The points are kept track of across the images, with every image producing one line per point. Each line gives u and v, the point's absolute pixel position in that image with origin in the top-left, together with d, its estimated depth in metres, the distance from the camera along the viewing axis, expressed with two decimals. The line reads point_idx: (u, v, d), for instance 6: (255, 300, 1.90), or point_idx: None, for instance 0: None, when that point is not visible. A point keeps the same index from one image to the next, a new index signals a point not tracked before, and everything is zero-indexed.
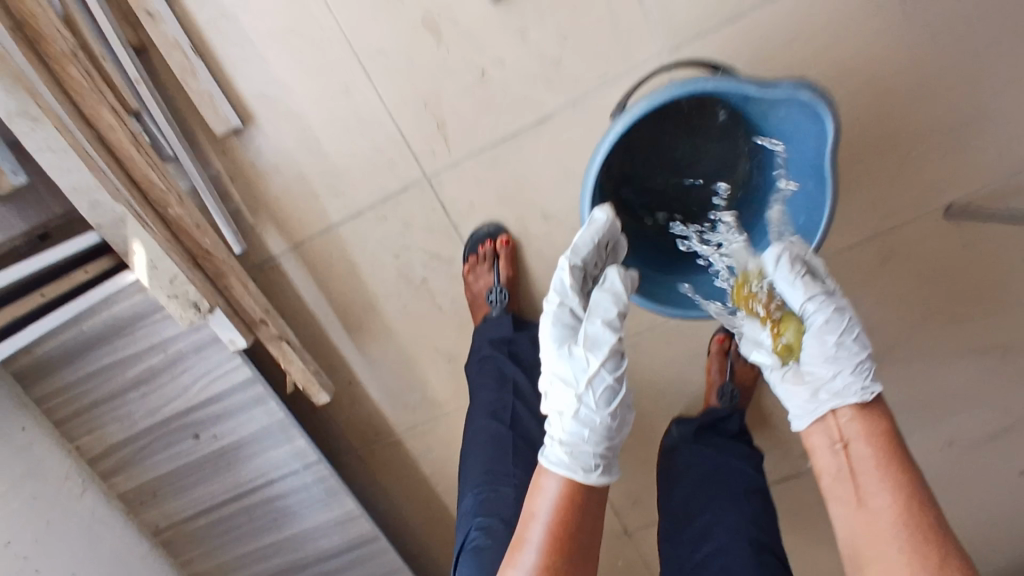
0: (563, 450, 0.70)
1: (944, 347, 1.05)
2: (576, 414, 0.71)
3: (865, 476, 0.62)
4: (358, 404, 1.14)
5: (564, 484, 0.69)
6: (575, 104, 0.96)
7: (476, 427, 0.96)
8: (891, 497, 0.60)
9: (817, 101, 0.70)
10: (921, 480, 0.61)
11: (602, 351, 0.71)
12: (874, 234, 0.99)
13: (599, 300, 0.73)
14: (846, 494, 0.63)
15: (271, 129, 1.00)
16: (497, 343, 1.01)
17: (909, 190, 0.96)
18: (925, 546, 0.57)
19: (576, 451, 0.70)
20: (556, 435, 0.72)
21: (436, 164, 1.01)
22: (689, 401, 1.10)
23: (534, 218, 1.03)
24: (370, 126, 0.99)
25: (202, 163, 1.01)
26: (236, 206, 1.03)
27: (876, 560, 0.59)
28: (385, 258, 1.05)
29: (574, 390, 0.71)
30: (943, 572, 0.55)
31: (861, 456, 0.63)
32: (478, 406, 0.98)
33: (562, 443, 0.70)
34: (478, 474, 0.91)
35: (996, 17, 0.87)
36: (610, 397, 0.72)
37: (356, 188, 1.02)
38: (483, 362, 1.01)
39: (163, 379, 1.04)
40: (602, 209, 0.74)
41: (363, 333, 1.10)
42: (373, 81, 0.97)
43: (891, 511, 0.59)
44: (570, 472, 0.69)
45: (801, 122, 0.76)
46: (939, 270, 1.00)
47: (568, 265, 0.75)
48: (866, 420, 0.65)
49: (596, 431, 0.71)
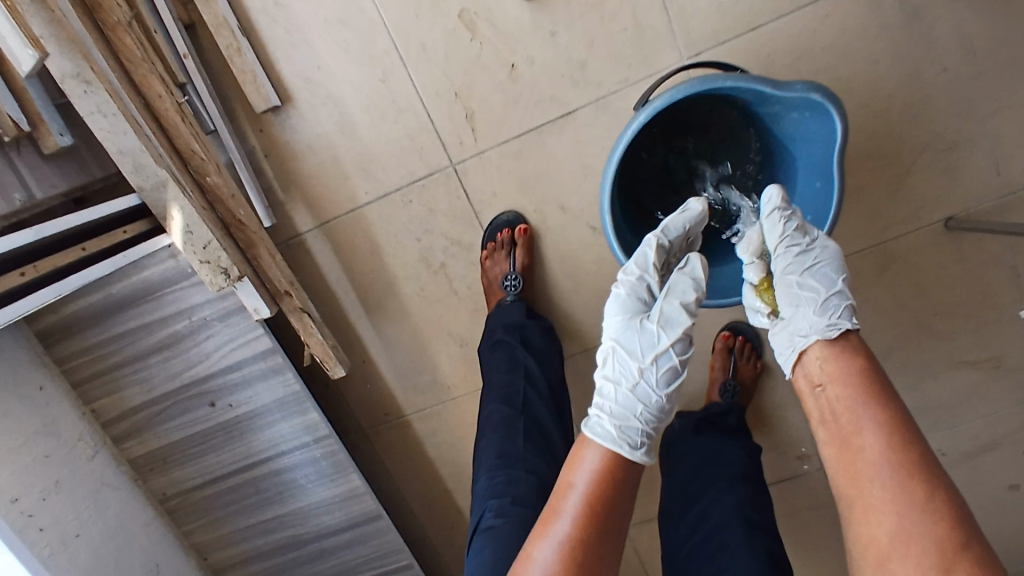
0: (613, 422, 0.74)
1: (941, 358, 1.09)
2: (636, 386, 0.76)
3: (845, 414, 0.72)
4: (370, 383, 1.17)
5: (606, 458, 0.73)
6: (599, 102, 1.02)
7: (488, 411, 1.00)
8: (872, 431, 0.69)
9: (830, 99, 0.75)
10: (898, 410, 0.70)
11: (674, 332, 0.76)
12: (876, 244, 1.04)
13: (677, 283, 0.78)
14: (834, 433, 0.73)
15: (308, 110, 1.05)
16: (510, 328, 1.04)
17: (910, 203, 1.01)
18: (906, 469, 0.66)
19: (624, 427, 0.74)
20: (609, 404, 0.76)
21: (462, 153, 1.05)
22: (691, 397, 1.14)
23: (552, 210, 1.07)
24: (402, 113, 1.04)
25: (240, 139, 1.06)
26: (268, 182, 1.08)
27: (862, 489, 0.68)
28: (407, 241, 1.10)
29: (638, 362, 0.76)
30: (924, 489, 0.65)
31: (839, 396, 0.73)
32: (492, 390, 1.01)
33: (613, 414, 0.75)
34: (491, 455, 0.94)
35: (991, 45, 0.94)
36: (671, 378, 0.76)
37: (384, 172, 1.07)
38: (496, 346, 1.05)
39: (185, 345, 1.08)
40: (698, 200, 0.83)
41: (381, 313, 1.13)
42: (407, 70, 1.02)
43: (870, 443, 0.69)
44: (616, 446, 0.73)
45: (811, 121, 0.81)
46: (936, 281, 1.04)
47: (655, 242, 0.82)
48: (841, 362, 0.75)
49: (649, 407, 0.76)
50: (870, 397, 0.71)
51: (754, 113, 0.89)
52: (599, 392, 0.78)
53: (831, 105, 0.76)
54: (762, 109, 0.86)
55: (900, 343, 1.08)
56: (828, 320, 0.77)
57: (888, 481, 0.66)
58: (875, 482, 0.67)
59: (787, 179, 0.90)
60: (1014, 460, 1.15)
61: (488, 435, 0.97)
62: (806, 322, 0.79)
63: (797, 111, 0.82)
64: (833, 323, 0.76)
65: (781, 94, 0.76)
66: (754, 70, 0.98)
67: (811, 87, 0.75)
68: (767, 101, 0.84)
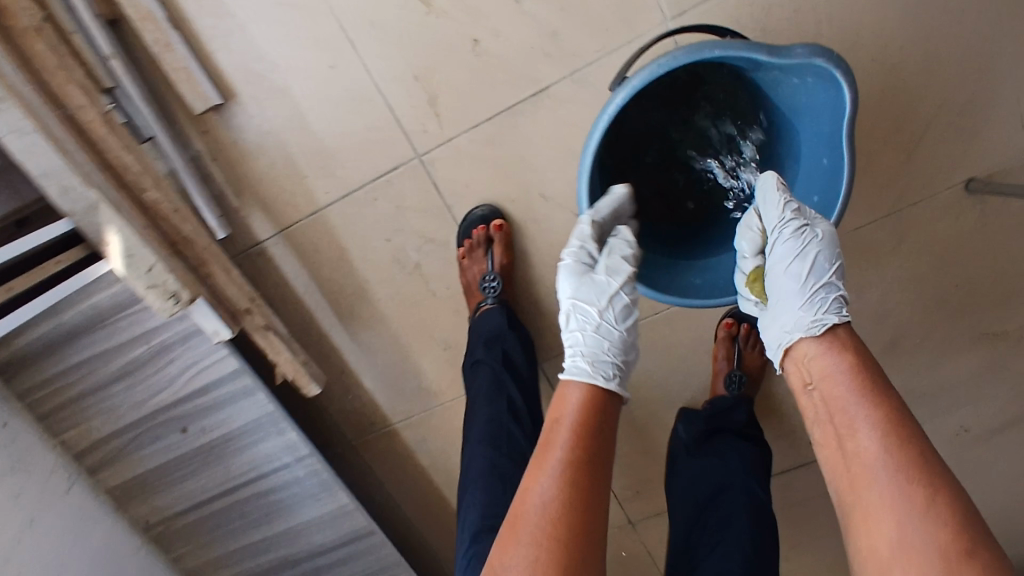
0: (586, 359, 0.74)
1: (964, 331, 1.00)
2: (599, 327, 0.76)
3: (838, 413, 0.65)
4: (352, 394, 1.10)
5: (583, 393, 0.72)
6: (576, 76, 0.91)
7: (469, 455, 0.88)
8: (867, 430, 0.62)
9: (836, 63, 0.65)
10: (896, 405, 0.62)
11: (622, 276, 0.76)
12: (890, 213, 0.94)
13: (615, 241, 0.78)
14: (829, 434, 0.66)
15: (253, 106, 0.95)
16: (490, 342, 0.95)
17: (927, 166, 0.91)
18: (906, 471, 0.59)
19: (597, 361, 0.74)
20: (579, 342, 0.76)
21: (428, 142, 0.95)
22: (695, 388, 1.06)
23: (532, 199, 0.98)
24: (357, 102, 0.94)
25: (183, 143, 0.96)
26: (220, 189, 0.98)
27: (861, 495, 0.61)
28: (377, 242, 1.00)
29: (596, 308, 0.77)
30: (928, 493, 0.57)
31: (830, 395, 0.66)
32: (476, 412, 0.92)
33: (584, 353, 0.74)
34: (473, 489, 0.85)
35: None
36: (627, 314, 0.77)
37: (344, 169, 0.97)
38: (476, 367, 0.95)
39: (149, 369, 1.00)
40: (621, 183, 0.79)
41: (355, 321, 1.05)
42: (358, 54, 0.91)
43: (865, 444, 0.62)
44: (591, 379, 0.72)
45: (815, 89, 0.71)
46: (957, 250, 0.95)
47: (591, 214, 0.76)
48: (831, 356, 0.68)
49: (615, 343, 0.76)
50: (863, 393, 0.63)
51: (750, 80, 0.78)
52: (564, 343, 0.77)
53: (838, 70, 0.65)
54: (758, 76, 0.75)
55: (920, 319, 0.99)
56: (813, 316, 0.70)
57: (888, 486, 0.59)
58: (873, 487, 0.60)
59: (790, 154, 0.80)
60: None
61: (471, 467, 0.87)
62: (792, 317, 0.72)
63: (798, 77, 0.72)
64: (817, 320, 0.69)
65: (778, 62, 0.66)
66: (748, 29, 0.86)
67: (812, 51, 0.65)
68: (764, 67, 0.73)
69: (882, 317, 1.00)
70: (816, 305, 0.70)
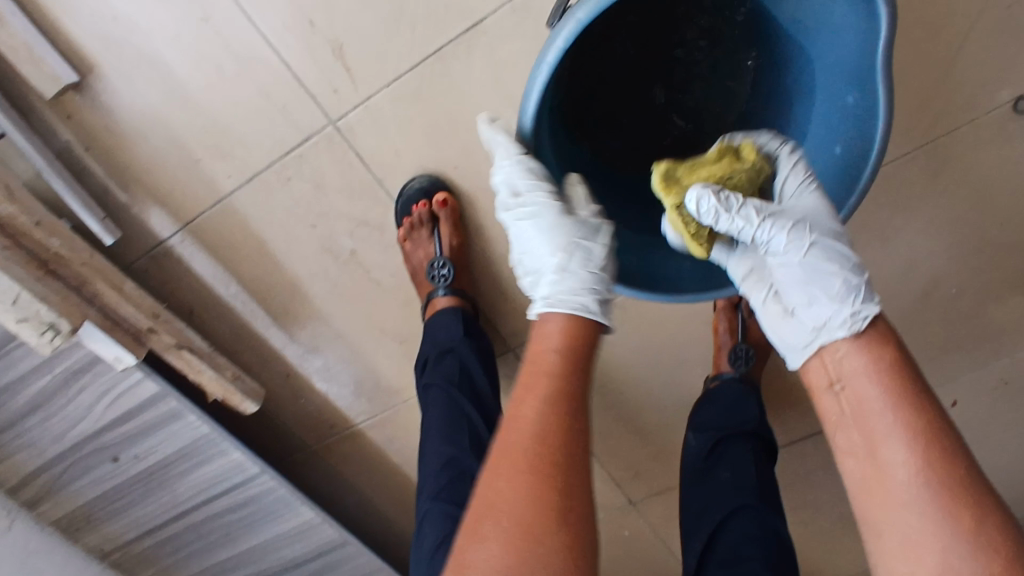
0: (591, 293, 0.58)
1: (1014, 277, 0.83)
2: (600, 264, 0.59)
3: (872, 421, 0.49)
4: (303, 398, 0.97)
5: (577, 334, 0.57)
6: (517, 2, 0.70)
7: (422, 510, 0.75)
8: (908, 446, 0.47)
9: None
10: (940, 417, 0.48)
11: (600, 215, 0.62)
12: (921, 143, 0.75)
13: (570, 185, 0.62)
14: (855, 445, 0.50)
15: (120, 80, 0.76)
16: (440, 349, 0.82)
17: (969, 82, 0.72)
18: (963, 498, 0.45)
19: (604, 301, 0.59)
20: (577, 275, 0.58)
21: (341, 106, 0.76)
22: (691, 360, 0.92)
23: (478, 164, 0.80)
24: (245, 63, 0.74)
25: (46, 134, 0.78)
26: (103, 185, 0.81)
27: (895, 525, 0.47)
28: (300, 231, 0.84)
29: (597, 246, 0.59)
30: (990, 526, 0.44)
31: (864, 396, 0.50)
32: (429, 430, 0.78)
33: (596, 290, 0.58)
34: (429, 548, 0.71)
35: None
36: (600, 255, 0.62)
37: (245, 147, 0.79)
38: (429, 392, 0.81)
39: (59, 399, 0.86)
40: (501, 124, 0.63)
41: (292, 322, 0.90)
42: (236, 1, 0.72)
43: (909, 461, 0.47)
44: (598, 316, 0.58)
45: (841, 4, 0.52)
46: (1006, 182, 0.77)
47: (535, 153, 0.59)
48: (866, 350, 0.51)
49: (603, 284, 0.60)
50: (901, 397, 0.48)
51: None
52: (563, 290, 0.58)
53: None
54: None
55: (961, 265, 0.82)
56: (850, 308, 0.52)
57: (930, 522, 0.45)
58: (916, 519, 0.46)
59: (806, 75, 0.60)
60: None
61: (427, 517, 0.73)
62: (816, 315, 0.54)
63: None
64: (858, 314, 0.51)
65: None
66: None
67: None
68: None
69: (911, 267, 0.83)
70: (846, 296, 0.53)
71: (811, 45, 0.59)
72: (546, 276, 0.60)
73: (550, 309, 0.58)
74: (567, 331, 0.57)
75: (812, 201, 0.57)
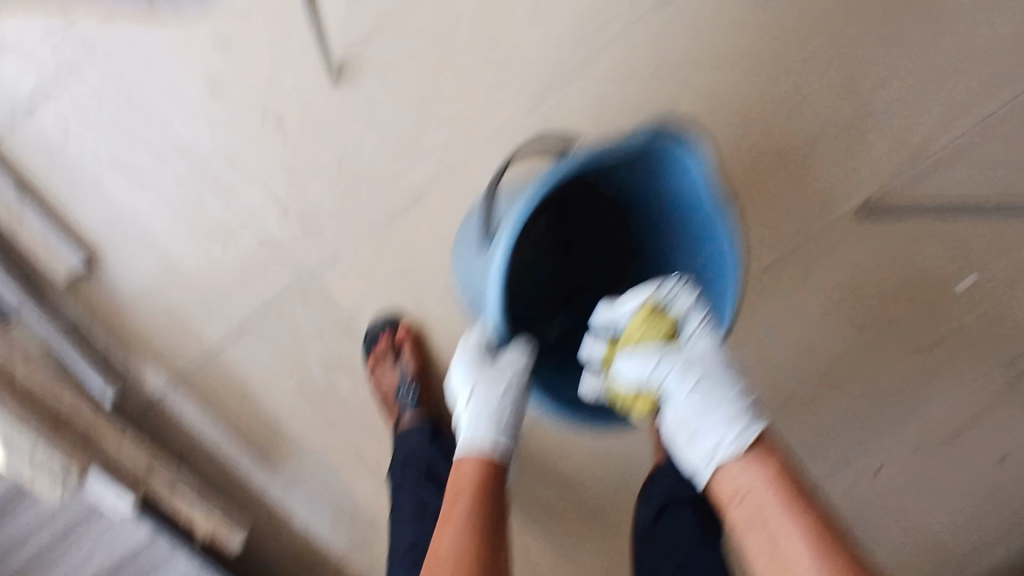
0: (493, 430, 0.72)
1: (892, 351, 0.97)
2: (504, 405, 0.73)
3: (769, 520, 0.57)
4: (287, 529, 1.04)
5: (480, 468, 0.70)
6: (450, 171, 0.89)
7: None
8: (796, 535, 0.55)
9: (681, 134, 0.65)
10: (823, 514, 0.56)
11: (523, 365, 0.75)
12: (785, 253, 0.92)
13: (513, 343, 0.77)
14: (759, 543, 0.58)
15: (122, 260, 0.90)
16: (409, 459, 0.89)
17: (811, 200, 0.91)
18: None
19: (498, 435, 0.72)
20: (483, 412, 0.72)
21: (311, 263, 0.91)
22: (638, 459, 1.02)
23: (431, 301, 0.94)
24: (229, 237, 0.90)
25: (55, 312, 0.90)
26: (104, 351, 0.92)
27: None
28: (279, 373, 0.95)
29: (501, 389, 0.73)
30: None
31: (760, 500, 0.58)
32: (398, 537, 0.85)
33: (491, 425, 0.72)
34: None
35: (838, 20, 0.88)
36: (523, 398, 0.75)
37: (230, 305, 0.93)
38: (398, 494, 0.87)
39: (52, 561, 0.90)
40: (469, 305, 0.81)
41: (274, 456, 0.99)
42: (223, 190, 0.88)
43: (800, 548, 0.55)
44: (494, 445, 0.71)
45: (670, 170, 0.70)
46: (862, 275, 0.93)
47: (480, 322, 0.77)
48: (759, 462, 0.60)
49: (510, 424, 0.73)
50: (789, 497, 0.57)
51: (611, 176, 0.78)
52: (468, 421, 0.73)
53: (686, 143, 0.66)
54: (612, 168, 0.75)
55: (846, 347, 0.96)
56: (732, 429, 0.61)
57: None
58: None
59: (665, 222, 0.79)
60: (1004, 437, 1.01)
61: None
62: (706, 436, 0.63)
63: (652, 163, 0.71)
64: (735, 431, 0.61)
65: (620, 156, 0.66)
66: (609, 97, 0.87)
67: (652, 132, 0.65)
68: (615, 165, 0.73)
69: (809, 354, 0.96)
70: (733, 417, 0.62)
71: (667, 207, 0.77)
72: (462, 416, 0.74)
73: (464, 445, 0.71)
74: (467, 460, 0.70)
75: (704, 345, 0.67)
